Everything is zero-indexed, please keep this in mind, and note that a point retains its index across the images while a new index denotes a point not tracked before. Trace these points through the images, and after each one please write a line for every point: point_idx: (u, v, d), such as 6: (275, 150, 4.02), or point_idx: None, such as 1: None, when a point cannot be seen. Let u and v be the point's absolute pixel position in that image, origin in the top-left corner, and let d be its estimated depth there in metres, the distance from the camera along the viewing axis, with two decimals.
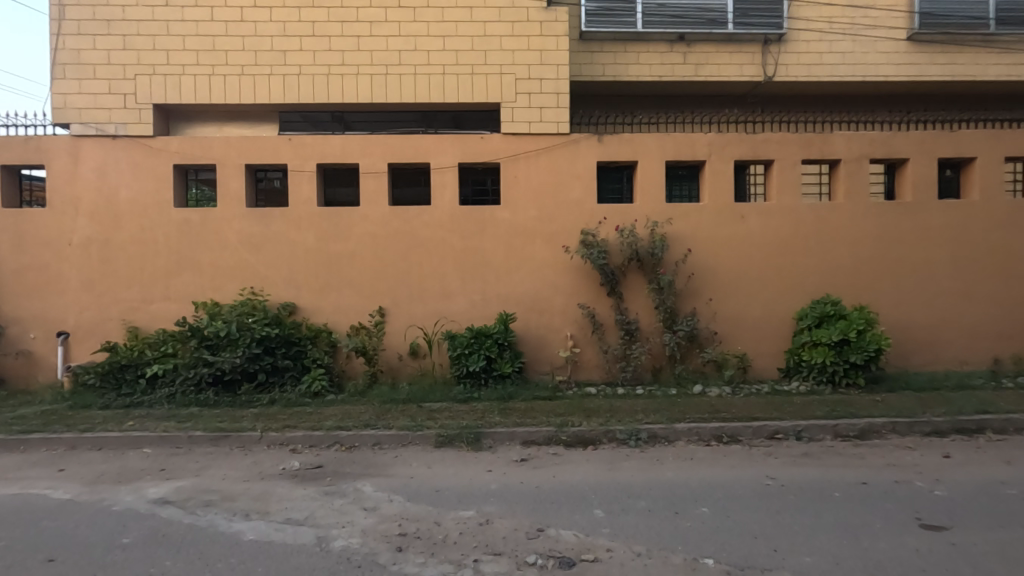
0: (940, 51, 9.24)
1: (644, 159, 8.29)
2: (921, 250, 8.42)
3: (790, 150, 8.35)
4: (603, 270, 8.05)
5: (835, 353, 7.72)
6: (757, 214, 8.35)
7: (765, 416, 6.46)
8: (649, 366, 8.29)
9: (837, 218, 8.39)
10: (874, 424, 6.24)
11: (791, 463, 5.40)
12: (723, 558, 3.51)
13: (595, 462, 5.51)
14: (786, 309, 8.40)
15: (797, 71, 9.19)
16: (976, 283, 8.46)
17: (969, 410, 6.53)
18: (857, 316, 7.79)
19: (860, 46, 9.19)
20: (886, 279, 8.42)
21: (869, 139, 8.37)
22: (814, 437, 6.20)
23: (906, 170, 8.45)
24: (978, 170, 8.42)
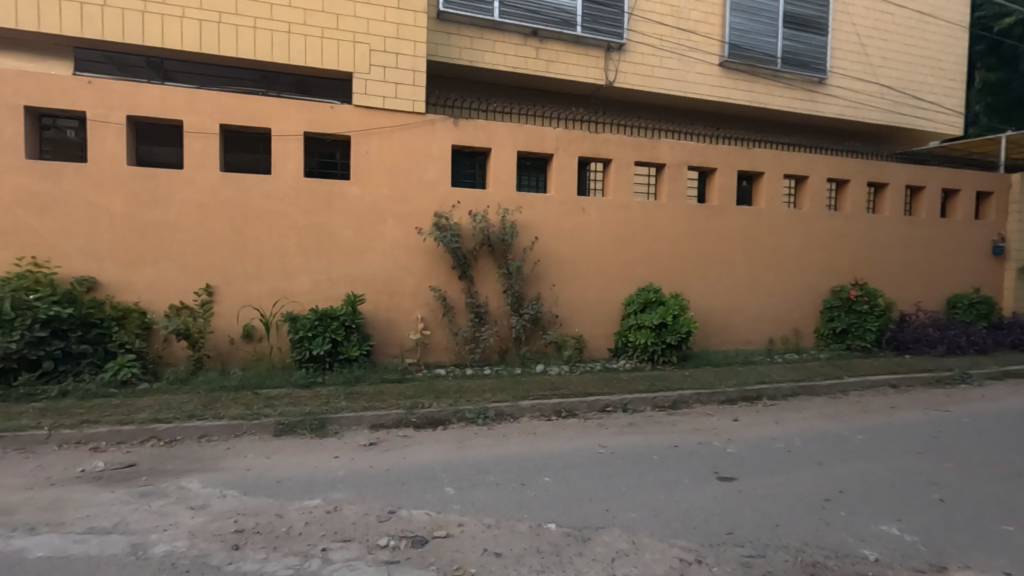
0: (743, 79, 10.87)
1: (498, 147, 8.51)
2: (722, 247, 9.91)
3: (626, 151, 9.20)
4: (456, 253, 8.13)
5: (655, 335, 8.76)
6: (597, 208, 9.09)
7: (598, 391, 7.14)
8: (496, 347, 8.63)
9: (660, 215, 9.48)
10: (683, 395, 7.26)
11: (618, 433, 6.06)
12: (564, 521, 3.83)
13: (445, 442, 5.59)
14: (617, 295, 9.31)
15: (633, 80, 10.11)
16: (760, 277, 10.22)
17: (751, 382, 7.92)
18: (673, 302, 8.89)
19: (684, 65, 10.43)
20: (697, 271, 9.76)
21: (688, 148, 9.56)
22: (638, 408, 7.02)
23: (715, 178, 9.85)
24: (765, 183, 10.15)
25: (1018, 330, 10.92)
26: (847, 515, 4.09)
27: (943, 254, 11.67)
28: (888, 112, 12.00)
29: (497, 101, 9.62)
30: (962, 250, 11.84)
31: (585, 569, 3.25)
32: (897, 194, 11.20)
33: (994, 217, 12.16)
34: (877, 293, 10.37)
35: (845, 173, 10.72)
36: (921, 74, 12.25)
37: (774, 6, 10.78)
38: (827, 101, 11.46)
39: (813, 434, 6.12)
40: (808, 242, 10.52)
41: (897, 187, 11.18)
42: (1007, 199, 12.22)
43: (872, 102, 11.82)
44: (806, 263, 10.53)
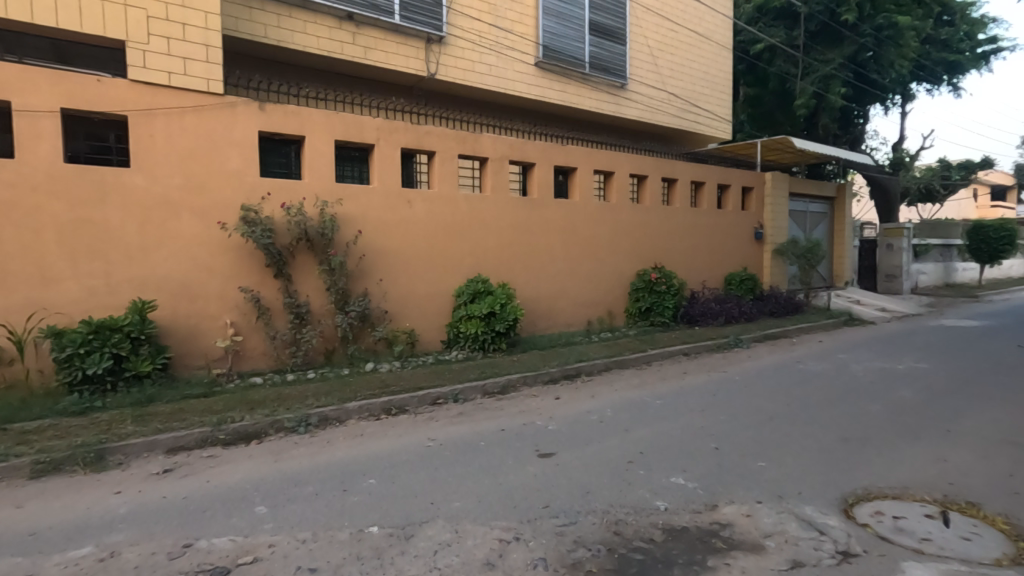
0: (557, 80, 11.60)
1: (313, 135, 7.96)
2: (543, 237, 10.52)
3: (449, 144, 9.26)
4: (268, 249, 7.44)
5: (485, 324, 9.01)
6: (422, 200, 9.02)
7: (428, 384, 7.14)
8: (321, 348, 8.13)
9: (485, 207, 9.74)
10: (511, 380, 7.59)
11: (449, 423, 6.13)
12: (386, 522, 3.73)
13: (259, 457, 5.11)
14: (447, 287, 9.37)
15: (453, 73, 10.18)
16: (578, 264, 11.09)
17: (571, 361, 8.59)
18: (500, 292, 9.21)
19: (502, 62, 10.79)
20: (521, 261, 10.25)
21: (508, 143, 9.95)
22: (468, 397, 7.17)
23: (534, 172, 10.40)
24: (578, 177, 10.99)
25: (773, 300, 13.40)
26: (645, 473, 4.63)
27: (720, 240, 13.82)
28: (675, 117, 13.79)
29: (311, 87, 8.99)
30: (733, 236, 14.13)
31: (405, 568, 3.20)
32: (684, 189, 12.95)
33: (755, 208, 14.72)
34: (672, 275, 11.91)
35: (644, 170, 12.08)
36: (699, 86, 14.28)
37: (580, 14, 11.68)
38: (627, 104, 12.76)
39: (621, 404, 6.83)
40: (616, 232, 11.68)
41: (684, 182, 12.93)
42: (763, 193, 14.88)
43: (663, 108, 13.47)
44: (616, 250, 11.68)
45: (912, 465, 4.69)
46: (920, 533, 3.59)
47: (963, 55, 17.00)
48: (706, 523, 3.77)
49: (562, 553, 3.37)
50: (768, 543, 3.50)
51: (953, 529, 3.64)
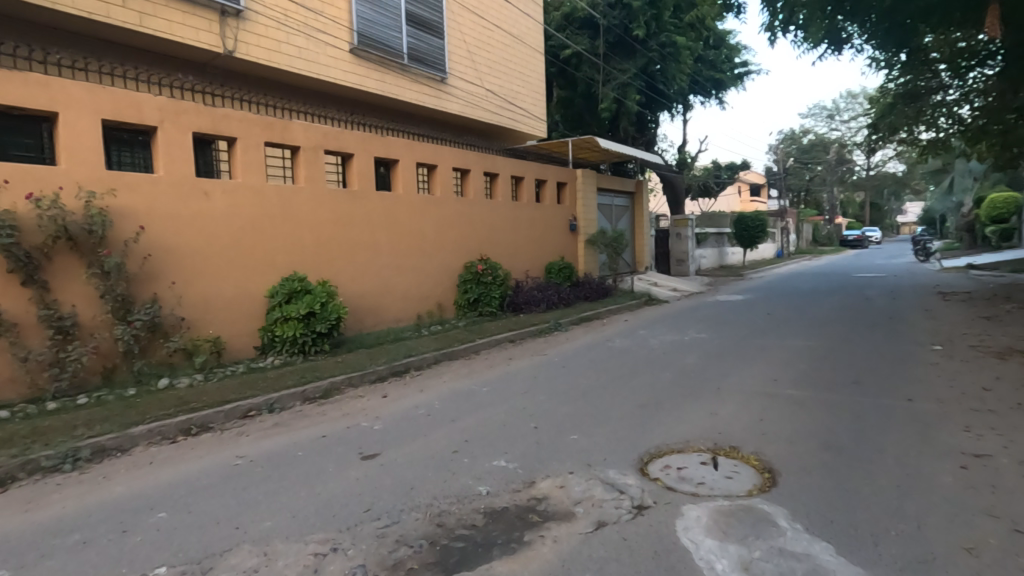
0: (375, 68, 11.19)
1: (71, 112, 6.60)
2: (366, 231, 10.14)
3: (253, 130, 8.40)
4: (11, 252, 6.01)
5: (304, 325, 8.39)
6: (223, 192, 8.05)
7: (238, 396, 6.44)
8: (96, 367, 6.83)
9: (299, 200, 9.04)
10: (334, 383, 7.19)
11: (262, 437, 5.59)
12: (179, 560, 3.27)
13: (4, 509, 4.11)
14: (259, 287, 8.53)
15: (255, 53, 9.22)
16: (404, 258, 10.90)
17: (399, 357, 8.43)
18: (320, 290, 8.64)
19: (312, 45, 10.09)
20: (343, 256, 9.75)
21: (322, 132, 9.36)
22: (286, 406, 6.63)
23: (353, 164, 9.94)
24: (400, 170, 10.79)
25: (587, 286, 14.67)
26: (470, 460, 4.73)
27: (540, 231, 14.70)
28: (495, 114, 14.26)
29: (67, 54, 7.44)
30: (552, 228, 15.14)
31: None
32: (505, 183, 13.50)
33: (569, 202, 15.95)
34: (497, 266, 12.36)
35: (466, 164, 12.31)
36: (515, 85, 14.94)
37: (395, 3, 11.41)
38: (448, 98, 12.83)
39: (449, 395, 6.90)
40: (442, 225, 11.73)
41: (505, 177, 13.48)
42: (575, 188, 16.17)
43: (483, 104, 13.82)
44: (442, 243, 11.73)
45: (693, 422, 5.49)
46: (696, 479, 4.21)
47: (726, 74, 20.31)
48: (524, 500, 3.98)
49: (383, 555, 3.28)
50: (577, 510, 3.81)
51: (720, 471, 4.34)
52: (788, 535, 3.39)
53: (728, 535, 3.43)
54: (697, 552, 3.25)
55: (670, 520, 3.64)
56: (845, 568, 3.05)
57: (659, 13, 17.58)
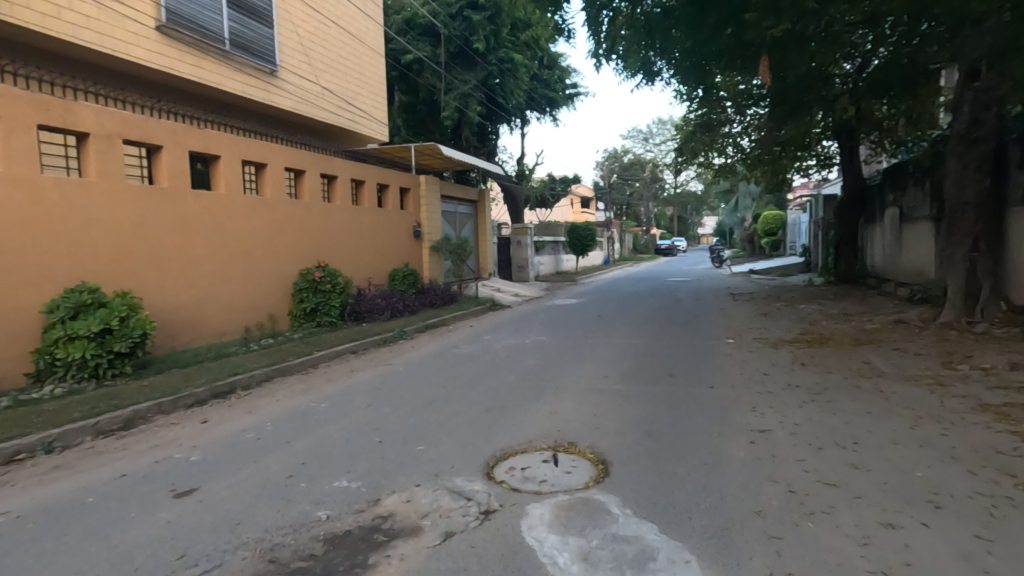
0: (190, 51, 9.90)
1: None
2: (179, 235, 8.90)
3: (23, 109, 6.88)
4: None
5: (96, 345, 7.06)
6: None
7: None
8: None
9: (89, 197, 7.62)
10: (138, 411, 6.16)
11: (36, 485, 4.56)
12: None
13: None
14: (31, 301, 6.99)
15: (26, 16, 7.57)
16: (227, 266, 9.78)
17: (223, 376, 7.52)
18: (119, 303, 7.35)
19: (105, 16, 8.59)
20: (149, 263, 8.43)
21: (121, 117, 8.02)
22: (71, 444, 5.51)
23: (161, 157, 8.67)
24: (222, 167, 9.68)
25: (432, 293, 14.60)
26: (307, 484, 4.37)
27: (383, 237, 14.28)
28: (333, 113, 13.54)
29: None
30: (395, 234, 14.80)
31: None
32: (344, 186, 12.88)
33: (412, 208, 15.75)
34: (337, 273, 11.73)
35: (300, 164, 11.50)
36: (354, 85, 14.36)
37: None
38: (280, 92, 11.83)
39: (283, 414, 6.33)
40: (273, 229, 10.78)
41: (343, 180, 12.87)
42: (419, 194, 16.04)
43: (319, 102, 13.04)
44: (273, 249, 10.77)
45: (535, 422, 5.73)
46: (539, 477, 4.39)
47: (558, 93, 21.80)
48: (368, 520, 3.79)
49: None
50: (424, 523, 3.73)
51: (560, 467, 4.59)
52: (620, 521, 3.69)
53: (568, 528, 3.63)
54: (541, 549, 3.38)
55: (516, 520, 3.74)
56: (667, 544, 3.41)
57: (497, 29, 18.29)
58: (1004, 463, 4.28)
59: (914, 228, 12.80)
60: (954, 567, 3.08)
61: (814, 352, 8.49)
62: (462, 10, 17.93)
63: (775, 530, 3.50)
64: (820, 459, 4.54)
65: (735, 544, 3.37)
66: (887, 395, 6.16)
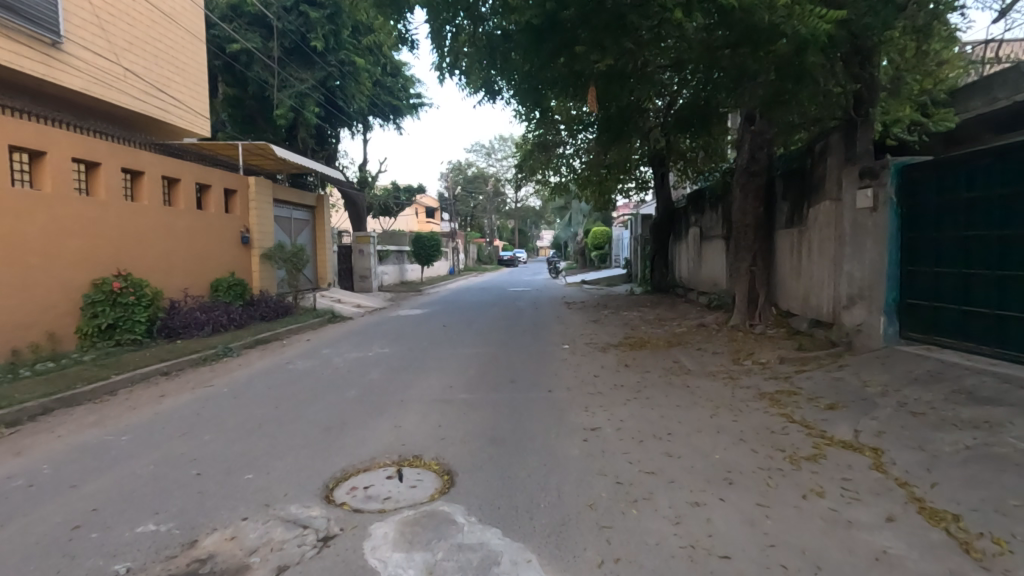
0: None
1: None
2: None
3: None
4: None
5: None
6: None
7: None
8: None
9: None
10: None
11: None
12: None
13: None
14: None
15: None
16: None
17: None
18: None
19: None
20: None
21: None
22: None
23: None
24: None
25: (263, 305, 13.37)
26: (99, 535, 3.68)
27: (202, 243, 12.72)
28: (137, 99, 11.73)
29: None
30: (218, 239, 13.30)
31: None
32: (153, 184, 11.26)
33: (239, 211, 14.31)
34: (142, 283, 10.18)
35: (93, 155, 9.79)
36: (166, 70, 12.63)
37: None
38: (64, 67, 9.92)
39: (67, 453, 5.28)
40: (55, 230, 8.98)
41: (152, 177, 11.25)
42: (247, 197, 14.63)
43: (119, 85, 11.23)
44: (53, 254, 8.96)
45: (379, 437, 5.54)
46: (383, 495, 4.25)
47: (402, 101, 21.55)
48: (181, 566, 3.32)
49: None
50: (252, 560, 3.38)
51: (404, 482, 4.49)
52: (465, 529, 3.72)
53: (413, 544, 3.55)
54: (385, 569, 3.27)
55: (358, 543, 3.56)
56: (510, 546, 3.52)
57: (337, 29, 17.52)
58: (777, 441, 5.19)
59: (710, 246, 15.04)
60: (743, 532, 3.64)
61: (636, 354, 9.47)
62: (298, 4, 16.90)
63: (605, 519, 3.82)
64: (640, 451, 5.06)
65: (571, 537, 3.61)
66: (693, 389, 7.11)
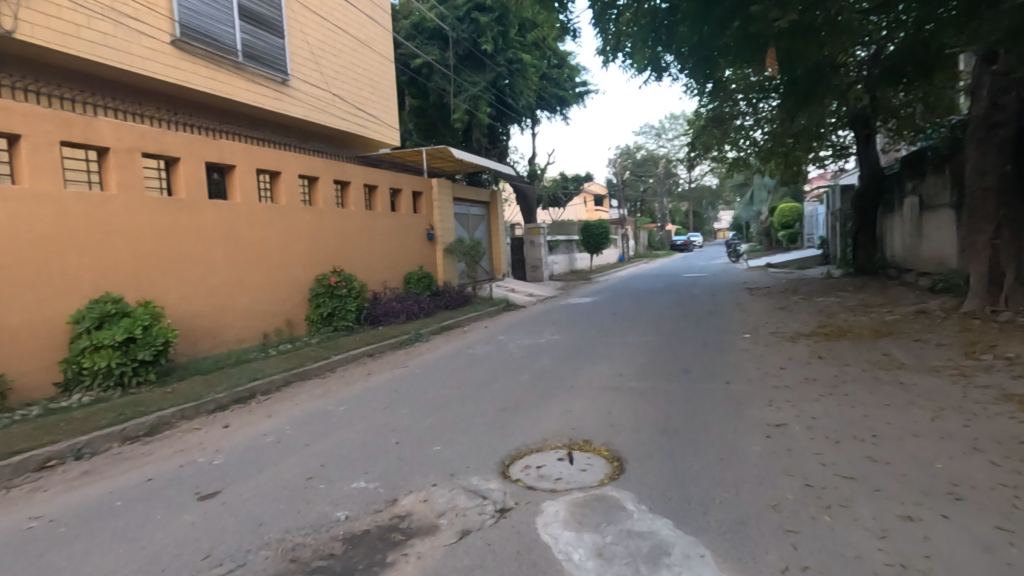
0: (204, 64, 10.05)
1: None
2: (198, 244, 9.07)
3: (43, 126, 7.04)
4: None
5: (121, 353, 7.20)
6: (2, 200, 6.64)
7: (32, 444, 5.42)
8: None
9: (108, 209, 7.78)
10: (163, 417, 6.36)
11: (66, 490, 4.78)
12: None
13: None
14: (58, 313, 7.16)
15: (48, 36, 7.77)
16: (245, 274, 9.95)
17: (243, 381, 7.68)
18: (142, 312, 7.48)
19: (123, 33, 8.74)
20: (170, 273, 8.61)
21: (137, 131, 8.18)
22: (99, 449, 5.73)
23: (179, 169, 8.86)
24: (238, 175, 9.87)
25: (447, 295, 14.69)
26: (326, 486, 4.45)
27: (396, 241, 14.39)
28: (343, 120, 13.65)
29: None
30: (409, 237, 14.92)
31: None
32: (357, 192, 13.03)
33: (425, 211, 15.86)
34: (352, 278, 11.88)
35: (314, 171, 11.67)
36: (365, 92, 14.50)
37: None
38: (291, 100, 11.97)
39: (303, 418, 6.45)
40: (288, 236, 10.94)
41: (356, 185, 13.03)
42: (431, 198, 16.15)
43: (330, 109, 13.18)
44: (289, 255, 10.92)
45: (551, 420, 5.75)
46: (554, 475, 4.42)
47: (568, 92, 21.78)
48: (386, 519, 3.86)
49: None
50: (441, 521, 3.79)
51: (575, 465, 4.61)
52: (635, 517, 3.71)
53: (583, 525, 3.64)
54: (557, 545, 3.41)
55: (531, 518, 3.77)
56: (681, 539, 3.42)
57: (505, 30, 18.31)
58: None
59: (934, 217, 12.57)
60: (976, 558, 3.04)
61: (833, 345, 8.37)
62: (470, 12, 18.00)
63: (791, 523, 3.49)
64: (837, 453, 4.49)
65: (750, 537, 3.37)
66: (908, 387, 6.06)
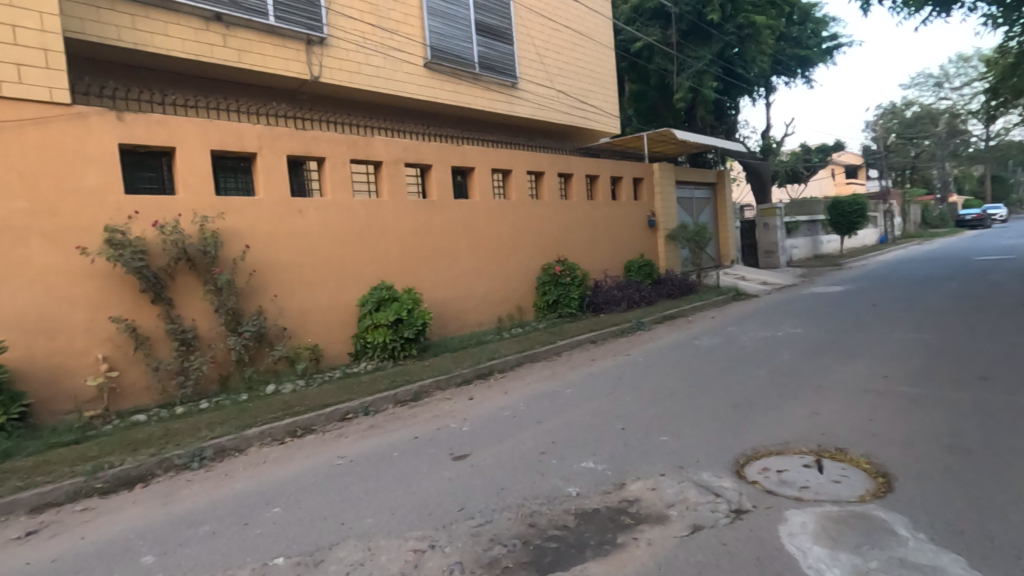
0: (449, 80, 11.44)
1: (200, 143, 7.45)
2: (446, 239, 10.43)
3: (339, 149, 8.88)
4: (141, 274, 6.71)
5: (392, 331, 8.72)
6: (315, 209, 8.57)
7: (337, 400, 6.94)
8: (214, 375, 7.47)
9: (382, 212, 9.43)
10: (423, 386, 7.53)
11: (360, 438, 6.02)
12: (293, 551, 3.67)
13: (146, 502, 4.80)
14: (351, 297, 8.98)
15: (340, 76, 9.74)
16: (484, 264, 11.11)
17: (483, 360, 8.62)
18: (406, 297, 8.93)
19: (389, 64, 10.46)
20: (427, 264, 10.08)
21: (402, 146, 9.74)
22: (380, 408, 7.06)
23: (432, 175, 10.27)
24: (477, 176, 11.04)
25: (670, 283, 14.22)
26: (557, 462, 4.75)
27: (617, 230, 14.43)
28: (566, 115, 14.15)
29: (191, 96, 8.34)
30: (630, 225, 14.83)
31: None
32: (579, 183, 13.42)
33: (646, 198, 15.56)
34: (575, 266, 12.31)
35: (541, 166, 12.37)
36: (586, 84, 14.79)
37: (465, 15, 11.68)
38: (520, 102, 12.86)
39: (534, 397, 6.96)
40: (518, 228, 11.84)
41: (579, 176, 13.41)
42: (653, 183, 15.75)
43: (554, 106, 13.79)
44: (519, 246, 11.83)
45: (793, 422, 5.16)
46: (799, 483, 3.96)
47: (812, 51, 19.02)
48: (614, 502, 3.95)
49: (478, 553, 3.44)
50: (671, 512, 3.72)
51: (825, 474, 4.06)
52: (909, 545, 3.12)
53: (839, 543, 3.20)
54: (805, 560, 3.06)
55: (773, 525, 3.45)
56: None
57: None
58: None
59: None
60: None
61: None
62: None
63: None
64: None
65: None
66: None
